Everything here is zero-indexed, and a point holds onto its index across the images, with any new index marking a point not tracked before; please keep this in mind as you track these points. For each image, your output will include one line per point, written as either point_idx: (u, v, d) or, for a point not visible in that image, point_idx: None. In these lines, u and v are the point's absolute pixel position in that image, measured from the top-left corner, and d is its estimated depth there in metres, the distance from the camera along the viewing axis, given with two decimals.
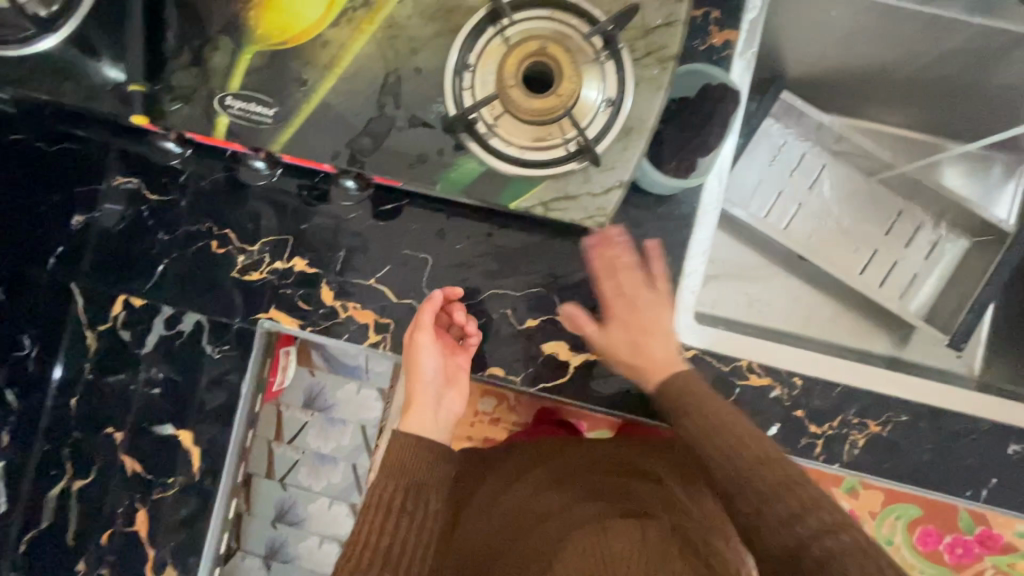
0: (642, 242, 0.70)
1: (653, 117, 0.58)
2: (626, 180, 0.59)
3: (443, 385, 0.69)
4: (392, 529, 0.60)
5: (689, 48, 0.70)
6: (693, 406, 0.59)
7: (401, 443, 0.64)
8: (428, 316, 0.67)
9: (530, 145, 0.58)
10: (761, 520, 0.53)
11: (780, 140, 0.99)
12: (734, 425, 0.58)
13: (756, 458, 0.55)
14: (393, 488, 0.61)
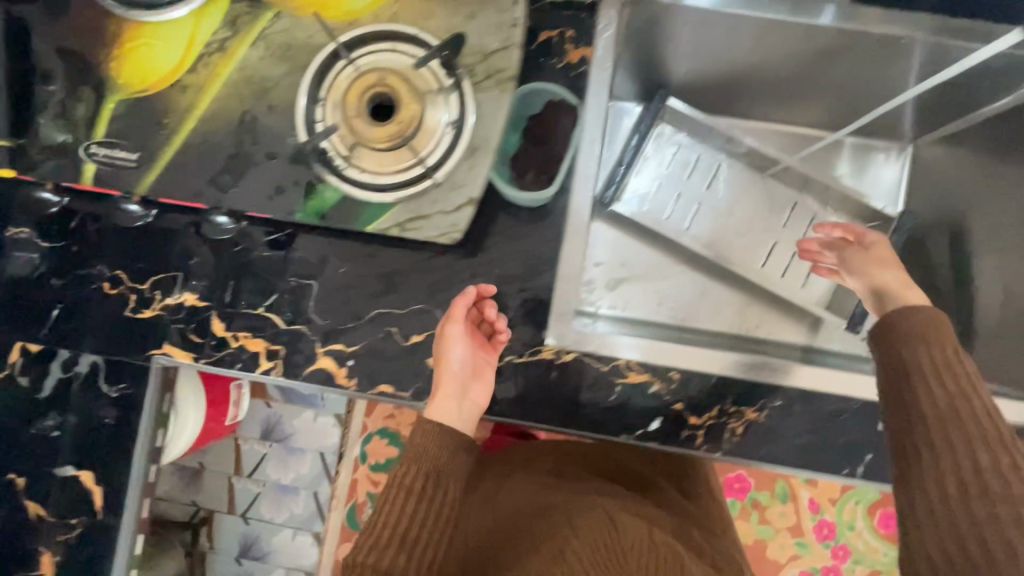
0: (517, 252, 0.73)
1: (496, 136, 0.62)
2: (477, 197, 0.62)
3: (469, 375, 0.69)
4: (414, 510, 0.61)
5: (547, 66, 0.74)
6: (936, 344, 0.57)
7: (424, 433, 0.65)
8: (461, 309, 0.69)
9: (382, 170, 0.62)
10: (944, 459, 0.51)
11: (675, 144, 1.04)
12: (951, 362, 0.55)
13: (971, 399, 0.53)
14: (416, 475, 0.63)
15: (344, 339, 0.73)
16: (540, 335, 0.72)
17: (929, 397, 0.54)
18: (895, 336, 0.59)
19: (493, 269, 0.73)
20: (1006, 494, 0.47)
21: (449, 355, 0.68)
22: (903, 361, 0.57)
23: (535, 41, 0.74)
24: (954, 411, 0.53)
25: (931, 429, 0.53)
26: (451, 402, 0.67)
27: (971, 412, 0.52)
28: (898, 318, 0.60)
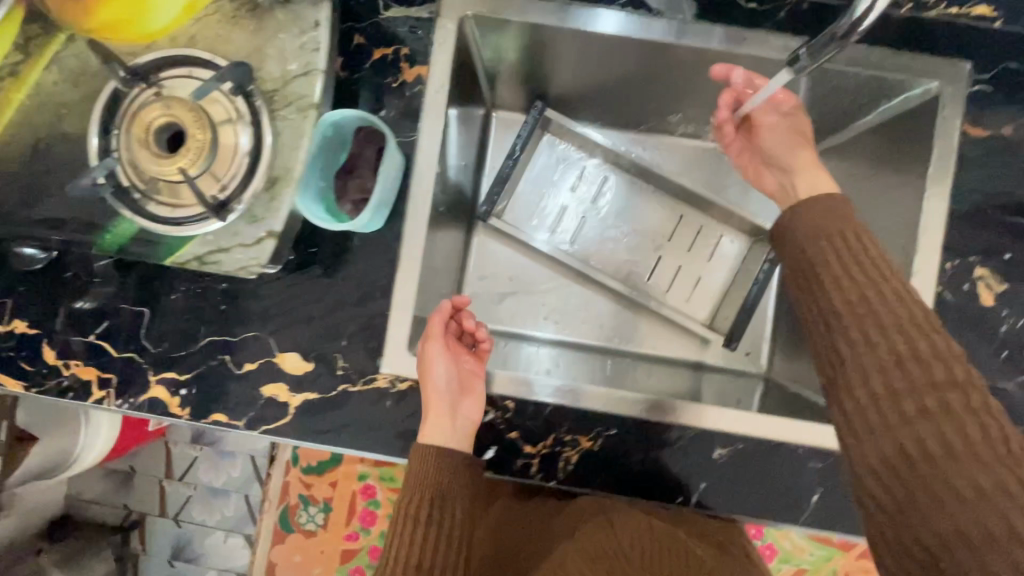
0: (353, 278, 0.72)
1: (297, 165, 0.59)
2: (280, 229, 0.60)
3: (455, 391, 0.67)
4: (422, 540, 0.60)
5: (381, 85, 0.71)
6: (834, 235, 0.59)
7: (419, 460, 0.64)
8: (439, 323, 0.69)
9: (177, 202, 0.59)
10: (864, 354, 0.52)
11: (560, 157, 1.01)
12: (851, 248, 0.57)
13: (877, 284, 0.54)
14: (416, 502, 0.61)
15: (177, 367, 0.72)
16: (375, 363, 0.71)
17: (838, 293, 0.56)
18: (798, 233, 0.61)
19: (329, 294, 0.72)
20: (925, 374, 0.49)
21: (434, 372, 0.67)
22: (813, 259, 0.59)
23: (369, 59, 0.71)
24: (863, 301, 0.54)
25: (848, 326, 0.54)
26: (443, 421, 0.65)
27: (881, 298, 0.54)
28: (803, 215, 0.62)
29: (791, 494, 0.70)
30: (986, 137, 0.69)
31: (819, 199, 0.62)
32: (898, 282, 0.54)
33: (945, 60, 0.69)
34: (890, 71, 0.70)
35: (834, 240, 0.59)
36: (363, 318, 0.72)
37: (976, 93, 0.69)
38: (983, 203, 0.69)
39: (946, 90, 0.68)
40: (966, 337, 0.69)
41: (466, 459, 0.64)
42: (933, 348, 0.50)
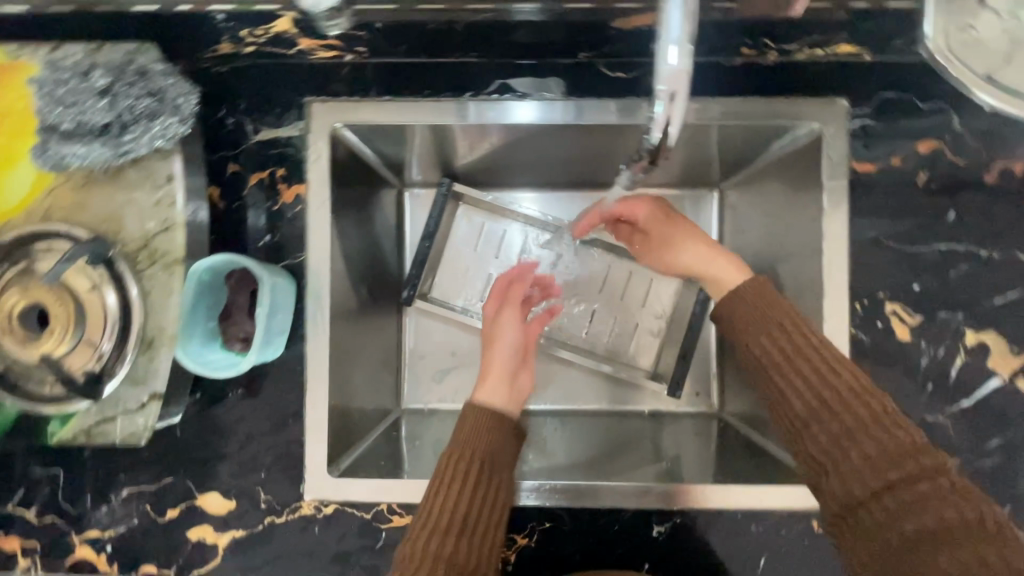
0: (264, 406, 0.71)
1: (171, 322, 0.60)
2: (164, 389, 0.60)
3: (519, 354, 0.78)
4: (460, 502, 0.62)
5: (261, 210, 0.71)
6: (779, 330, 0.59)
7: (473, 418, 0.69)
8: (515, 291, 0.83)
9: (51, 381, 0.58)
10: (840, 461, 0.53)
11: (478, 223, 1.00)
12: (799, 344, 0.57)
13: (831, 384, 0.55)
14: (464, 459, 0.65)
15: (99, 524, 0.70)
16: (297, 490, 0.70)
17: (800, 398, 0.56)
18: (744, 326, 0.61)
19: (241, 428, 0.70)
20: (896, 475, 0.51)
21: (505, 336, 0.79)
22: (767, 361, 0.58)
23: (247, 186, 0.71)
24: (824, 404, 0.55)
25: (818, 430, 0.55)
26: (501, 386, 0.75)
27: (840, 398, 0.55)
28: (741, 303, 0.62)
29: (738, 560, 0.68)
30: (870, 171, 0.69)
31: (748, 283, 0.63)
32: (850, 373, 0.56)
33: (818, 99, 0.68)
34: (768, 118, 0.69)
35: (778, 334, 0.59)
36: (279, 446, 0.70)
37: (856, 129, 0.69)
38: (882, 237, 0.68)
39: (825, 128, 0.68)
40: (886, 374, 0.68)
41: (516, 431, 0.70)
42: (897, 445, 0.52)
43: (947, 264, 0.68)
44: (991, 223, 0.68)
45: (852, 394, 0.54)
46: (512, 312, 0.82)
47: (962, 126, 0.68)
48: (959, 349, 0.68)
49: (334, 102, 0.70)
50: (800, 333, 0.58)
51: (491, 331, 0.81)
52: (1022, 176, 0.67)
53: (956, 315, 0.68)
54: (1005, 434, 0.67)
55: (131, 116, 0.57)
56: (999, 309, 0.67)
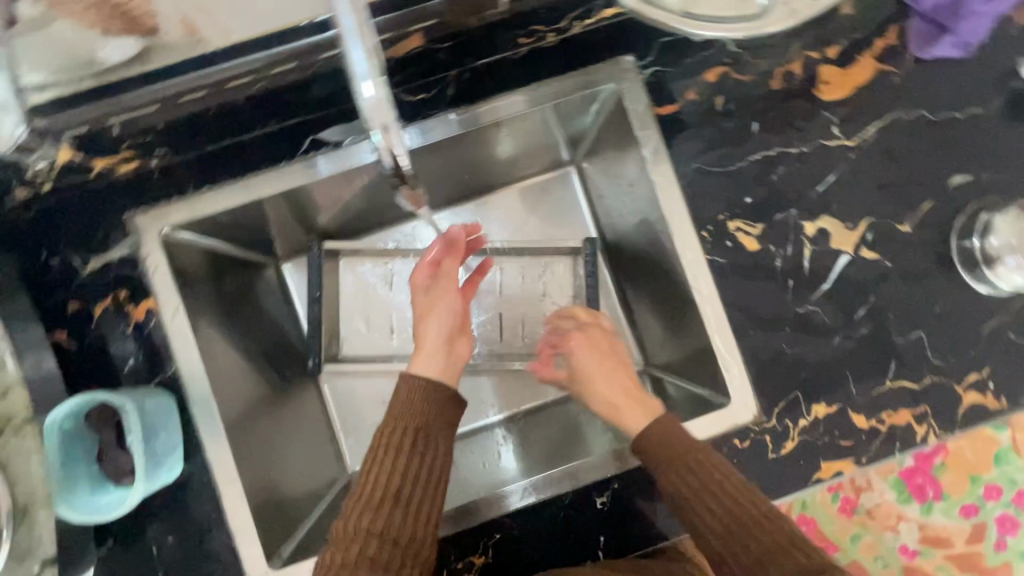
0: (185, 526, 0.68)
1: (41, 485, 0.57)
2: (55, 552, 0.57)
3: (456, 329, 0.75)
4: (395, 468, 0.63)
5: (116, 338, 0.69)
6: (695, 470, 0.61)
7: (409, 389, 0.68)
8: (452, 263, 0.78)
9: None
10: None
11: (364, 271, 1.01)
12: (706, 478, 0.60)
13: (739, 504, 0.59)
14: (398, 431, 0.65)
15: None
16: None
17: (717, 539, 0.59)
18: (664, 462, 0.62)
19: (168, 557, 0.68)
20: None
21: (441, 308, 0.75)
22: (686, 501, 0.60)
23: (92, 319, 0.69)
24: (736, 535, 0.58)
25: (739, 561, 0.58)
26: (435, 361, 0.71)
27: (750, 531, 0.58)
28: (656, 440, 0.64)
29: None
30: (673, 111, 0.73)
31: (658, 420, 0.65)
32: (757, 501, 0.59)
33: (604, 63, 0.73)
34: (566, 93, 0.72)
35: (685, 474, 0.61)
36: (213, 560, 0.68)
37: (647, 78, 0.73)
38: (704, 166, 0.73)
39: (622, 86, 0.72)
40: (751, 286, 0.72)
41: (450, 399, 0.68)
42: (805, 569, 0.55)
43: (767, 171, 0.73)
44: (791, 123, 0.74)
45: (760, 526, 0.58)
46: (451, 286, 0.77)
47: (737, 46, 0.74)
48: (803, 242, 0.73)
49: (153, 211, 0.68)
50: (710, 467, 0.61)
51: (426, 305, 0.76)
52: (800, 76, 0.74)
53: (790, 213, 0.73)
54: (867, 302, 0.73)
55: None
56: (824, 195, 0.73)
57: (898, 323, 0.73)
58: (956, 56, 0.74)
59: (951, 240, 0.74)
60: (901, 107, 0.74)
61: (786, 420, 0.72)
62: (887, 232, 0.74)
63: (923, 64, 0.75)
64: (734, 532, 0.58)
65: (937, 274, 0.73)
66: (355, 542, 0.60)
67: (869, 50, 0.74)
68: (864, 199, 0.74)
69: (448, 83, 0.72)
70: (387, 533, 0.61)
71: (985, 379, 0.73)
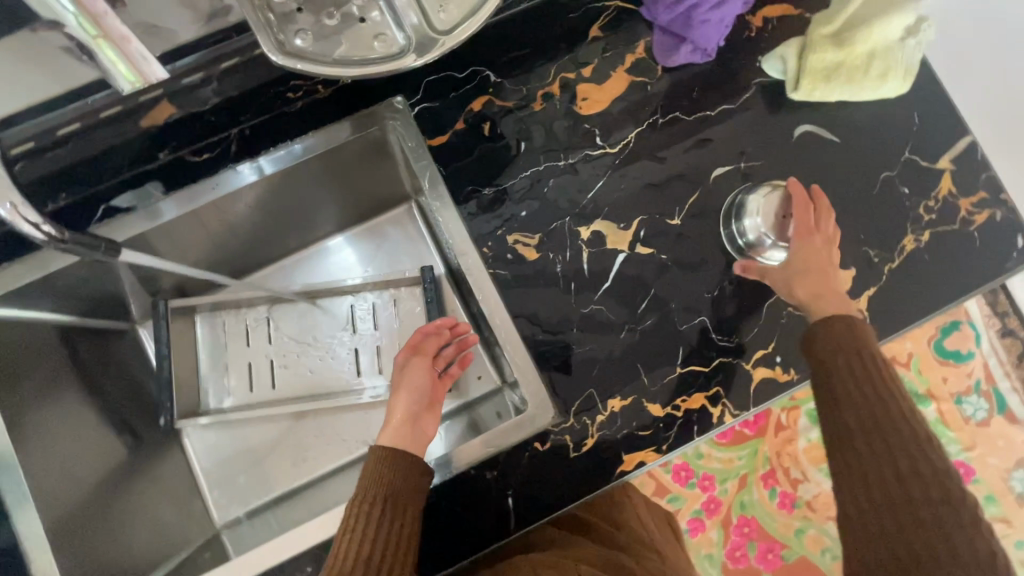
0: None
1: None
2: None
3: (420, 405, 0.82)
4: (371, 537, 0.65)
5: None
6: (854, 351, 0.68)
7: (378, 459, 0.70)
8: (430, 344, 0.86)
9: None
10: (870, 472, 0.63)
11: (221, 324, 1.05)
12: (865, 353, 0.68)
13: (877, 392, 0.65)
14: (370, 501, 0.67)
15: None
16: None
17: (861, 399, 0.66)
18: (824, 354, 0.69)
19: None
20: (921, 490, 0.60)
21: (413, 385, 0.83)
22: (836, 382, 0.67)
23: None
24: (878, 409, 0.65)
25: (861, 445, 0.64)
26: (404, 431, 0.79)
27: (889, 422, 0.64)
28: (829, 327, 0.69)
29: (490, 511, 0.72)
30: (445, 140, 0.79)
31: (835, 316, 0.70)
32: (897, 393, 0.65)
33: (376, 105, 0.79)
34: (342, 140, 0.77)
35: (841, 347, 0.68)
36: None
37: (416, 113, 0.80)
38: (479, 186, 0.78)
39: (396, 124, 0.78)
40: (538, 292, 0.76)
41: (416, 468, 0.69)
42: (926, 468, 0.60)
43: (540, 185, 0.79)
44: (557, 138, 0.80)
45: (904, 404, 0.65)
46: (424, 364, 0.85)
47: (499, 77, 0.81)
48: (580, 245, 0.77)
49: None
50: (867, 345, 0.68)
51: (400, 379, 0.84)
52: (560, 95, 0.81)
53: (565, 220, 0.78)
54: (648, 294, 0.77)
55: None
56: (595, 201, 0.78)
57: (680, 311, 0.77)
58: (699, 61, 0.82)
59: (718, 228, 0.79)
60: (657, 113, 0.81)
61: (584, 418, 0.74)
62: (659, 228, 0.78)
63: (670, 72, 0.82)
64: (870, 406, 0.65)
65: (711, 260, 0.78)
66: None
67: (621, 66, 0.82)
68: (633, 200, 0.79)
69: (232, 140, 0.78)
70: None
71: (772, 354, 0.76)
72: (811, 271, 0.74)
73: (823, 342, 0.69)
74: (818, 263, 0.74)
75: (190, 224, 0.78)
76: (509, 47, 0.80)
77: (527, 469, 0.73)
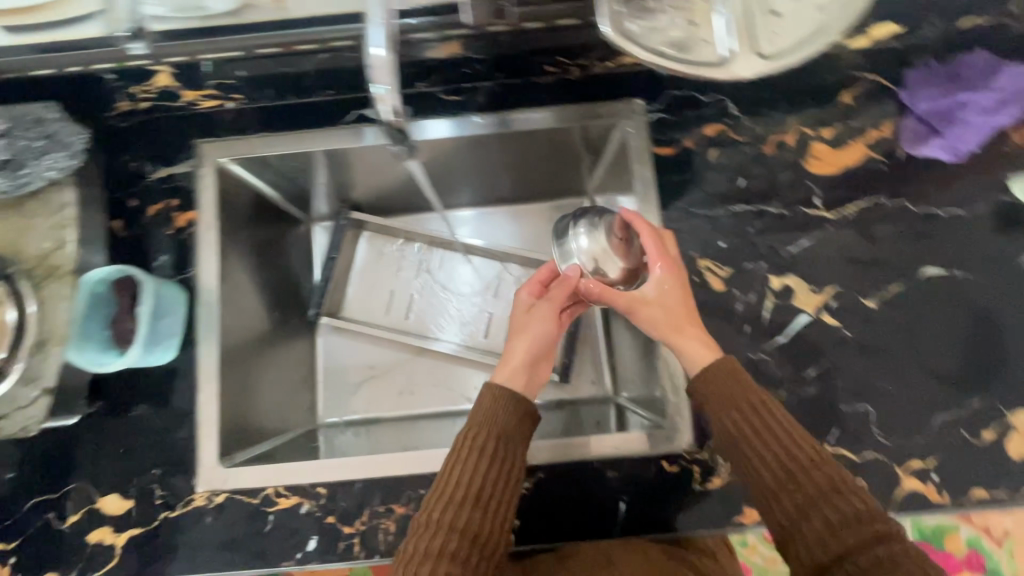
0: (165, 404, 0.78)
1: (62, 326, 0.68)
2: (55, 385, 0.67)
3: (539, 352, 0.79)
4: (481, 470, 0.67)
5: (158, 235, 0.82)
6: (745, 402, 0.66)
7: (492, 399, 0.73)
8: (560, 290, 0.81)
9: None
10: (802, 525, 0.60)
11: (380, 247, 1.12)
12: (766, 411, 0.66)
13: (781, 440, 0.64)
14: (482, 435, 0.69)
15: (4, 538, 0.75)
16: (191, 484, 0.75)
17: (768, 451, 0.64)
18: (719, 404, 0.67)
19: (138, 431, 0.77)
20: (856, 534, 0.58)
21: (534, 331, 0.80)
22: (741, 439, 0.65)
23: (145, 217, 0.82)
24: (785, 452, 0.63)
25: (784, 503, 0.62)
26: (519, 377, 0.76)
27: (795, 461, 0.62)
28: (709, 380, 0.68)
29: (600, 503, 0.74)
30: (671, 153, 0.82)
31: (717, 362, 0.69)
32: (794, 431, 0.64)
33: (616, 100, 0.83)
34: (574, 118, 0.83)
35: (727, 399, 0.67)
36: (179, 440, 0.77)
37: (653, 121, 0.83)
38: (688, 206, 0.80)
39: (628, 123, 0.82)
40: (710, 323, 0.77)
41: (526, 411, 0.72)
42: (852, 507, 0.59)
43: (747, 223, 0.79)
44: (778, 186, 0.80)
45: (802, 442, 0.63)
46: (549, 312, 0.81)
47: (739, 111, 0.82)
48: (768, 293, 0.77)
49: (219, 142, 0.83)
50: (749, 387, 0.67)
51: (519, 324, 0.81)
52: (793, 147, 0.81)
53: (760, 264, 0.78)
54: (818, 364, 0.76)
55: (25, 154, 0.66)
56: (795, 256, 0.78)
57: (845, 393, 0.75)
58: (945, 159, 0.80)
59: (911, 325, 0.76)
60: (884, 193, 0.80)
61: (717, 456, 0.73)
62: (850, 304, 0.77)
63: (911, 159, 0.80)
64: (778, 452, 0.63)
65: (894, 353, 0.76)
66: (436, 540, 0.63)
67: (862, 137, 0.81)
68: (834, 269, 0.77)
69: (479, 92, 0.83)
70: (466, 531, 0.64)
71: (928, 469, 0.73)
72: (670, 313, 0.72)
73: (716, 385, 0.68)
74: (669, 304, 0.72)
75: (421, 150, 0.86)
76: (760, 87, 0.82)
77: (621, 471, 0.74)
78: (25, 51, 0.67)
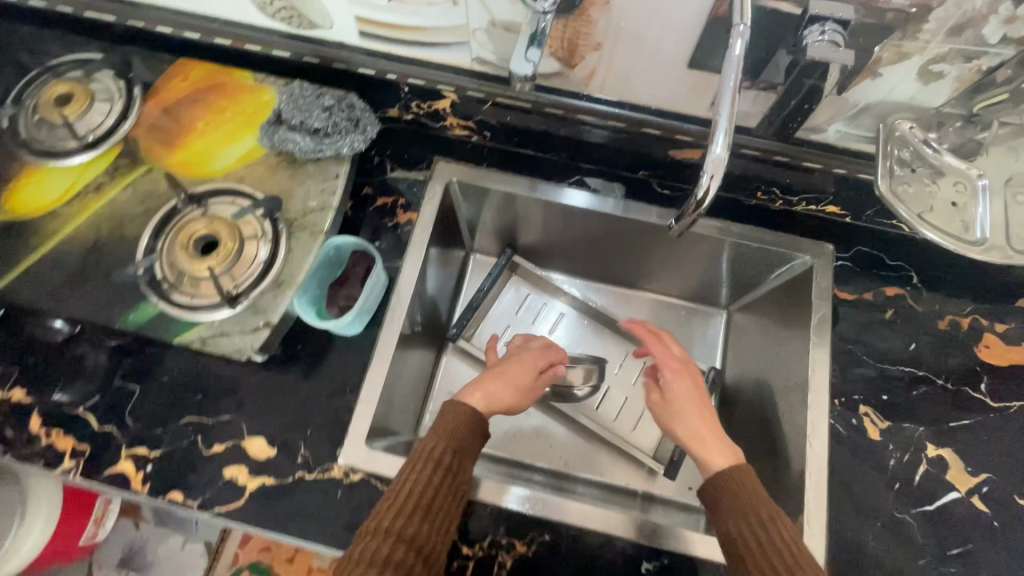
0: (334, 371, 0.83)
1: (301, 273, 0.75)
2: (275, 321, 0.73)
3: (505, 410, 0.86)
4: (432, 481, 0.69)
5: (379, 224, 0.92)
6: (752, 510, 0.66)
7: (455, 415, 0.77)
8: (549, 376, 0.94)
9: (183, 292, 0.74)
10: None
11: (523, 293, 1.16)
12: (772, 528, 0.64)
13: (786, 555, 0.62)
14: (439, 448, 0.72)
15: (150, 443, 0.78)
16: (334, 453, 0.78)
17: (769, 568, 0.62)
18: (729, 505, 0.68)
19: (302, 387, 0.82)
20: None
21: (523, 399, 0.88)
22: (740, 543, 0.64)
23: (372, 206, 0.93)
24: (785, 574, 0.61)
25: None
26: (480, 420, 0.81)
27: None
28: (721, 478, 0.70)
29: None
30: (848, 300, 0.89)
31: (731, 470, 0.71)
32: (802, 561, 0.62)
33: (810, 240, 0.90)
34: (770, 240, 0.90)
35: (737, 510, 0.67)
36: (336, 409, 0.81)
37: (836, 267, 0.90)
38: (855, 352, 0.86)
39: (815, 261, 0.88)
40: (859, 469, 0.79)
41: (483, 432, 0.77)
42: None
43: (910, 386, 0.83)
44: (945, 361, 0.84)
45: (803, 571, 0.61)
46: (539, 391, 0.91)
47: (919, 283, 0.89)
48: (923, 458, 0.79)
49: (454, 164, 0.94)
50: (753, 493, 0.68)
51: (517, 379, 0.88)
52: (966, 329, 0.86)
53: (918, 428, 0.81)
54: (965, 546, 0.75)
55: (335, 129, 0.79)
56: (955, 432, 0.80)
57: None
58: None
59: None
60: None
61: None
62: (1005, 496, 0.77)
63: None
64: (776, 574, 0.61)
65: None
66: (384, 545, 0.63)
67: None
68: (992, 456, 0.79)
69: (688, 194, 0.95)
70: (415, 542, 0.65)
71: None
72: (691, 401, 0.83)
73: (731, 485, 0.69)
74: (688, 397, 0.83)
75: (618, 225, 0.95)
76: (941, 269, 0.89)
77: (586, 544, 0.79)
78: (362, 53, 0.80)
